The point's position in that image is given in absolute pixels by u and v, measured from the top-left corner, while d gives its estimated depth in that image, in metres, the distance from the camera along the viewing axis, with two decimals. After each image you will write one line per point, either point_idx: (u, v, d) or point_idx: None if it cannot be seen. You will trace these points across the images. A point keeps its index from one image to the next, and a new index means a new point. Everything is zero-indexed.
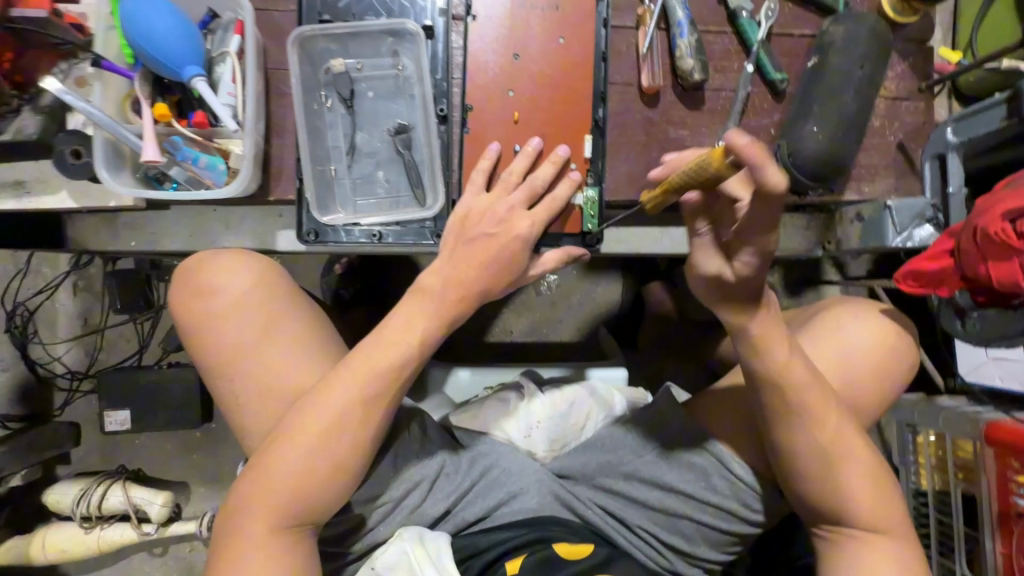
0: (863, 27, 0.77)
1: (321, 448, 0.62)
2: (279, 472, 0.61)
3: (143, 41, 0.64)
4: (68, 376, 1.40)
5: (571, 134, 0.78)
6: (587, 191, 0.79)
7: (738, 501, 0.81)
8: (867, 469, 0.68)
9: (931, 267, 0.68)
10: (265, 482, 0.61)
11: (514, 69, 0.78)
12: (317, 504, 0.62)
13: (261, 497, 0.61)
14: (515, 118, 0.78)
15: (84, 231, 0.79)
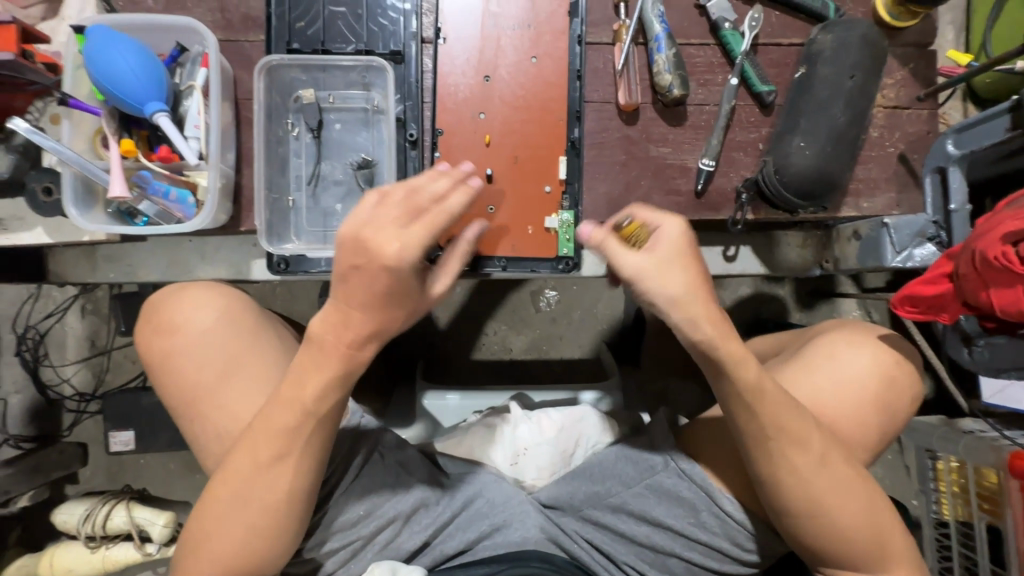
0: (854, 34, 0.72)
1: (256, 493, 0.61)
2: (212, 520, 0.61)
3: (107, 81, 0.65)
4: (76, 397, 1.44)
5: (545, 159, 0.78)
6: (562, 214, 0.78)
7: (726, 538, 0.77)
8: (863, 512, 0.62)
9: (927, 292, 0.63)
10: (201, 528, 0.62)
11: (486, 95, 0.77)
12: (249, 555, 0.62)
13: (198, 544, 0.62)
14: (487, 141, 0.77)
15: (66, 263, 0.81)
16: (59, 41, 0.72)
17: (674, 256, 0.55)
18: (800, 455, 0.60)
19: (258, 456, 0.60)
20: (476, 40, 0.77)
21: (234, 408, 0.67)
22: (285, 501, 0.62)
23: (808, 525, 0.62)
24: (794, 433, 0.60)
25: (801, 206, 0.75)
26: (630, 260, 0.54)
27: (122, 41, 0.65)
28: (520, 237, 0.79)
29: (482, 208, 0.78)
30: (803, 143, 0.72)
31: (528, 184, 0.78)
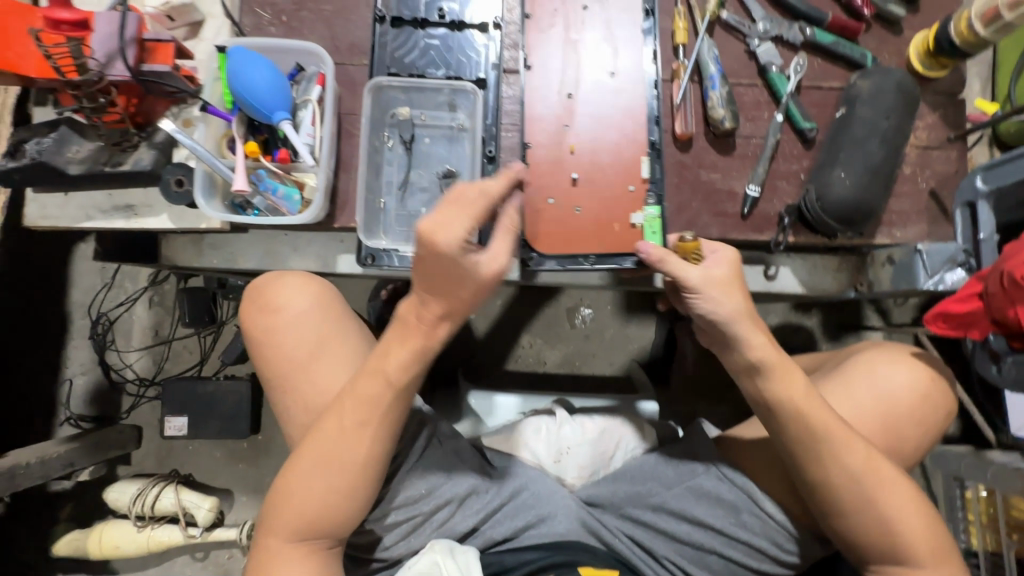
0: (889, 81, 0.81)
1: (344, 453, 0.69)
2: (299, 478, 0.70)
3: (243, 92, 0.76)
4: (136, 382, 1.53)
5: (629, 162, 0.85)
6: (647, 210, 0.83)
7: (766, 539, 0.81)
8: (903, 511, 0.67)
9: (958, 310, 0.69)
10: (288, 485, 0.70)
11: (568, 111, 0.86)
12: (328, 513, 0.70)
13: (284, 499, 0.70)
14: (572, 147, 0.85)
15: (175, 249, 0.91)
16: (198, 58, 0.83)
17: (729, 278, 0.67)
18: (841, 455, 0.66)
19: (346, 424, 0.69)
20: (562, 64, 0.87)
21: (322, 383, 0.76)
22: (363, 467, 0.70)
23: (851, 521, 0.67)
24: (841, 438, 0.66)
25: (841, 231, 0.82)
26: (694, 271, 0.66)
27: (258, 59, 0.77)
28: (607, 235, 0.84)
29: (570, 208, 0.84)
30: (843, 173, 0.80)
31: (613, 187, 0.85)
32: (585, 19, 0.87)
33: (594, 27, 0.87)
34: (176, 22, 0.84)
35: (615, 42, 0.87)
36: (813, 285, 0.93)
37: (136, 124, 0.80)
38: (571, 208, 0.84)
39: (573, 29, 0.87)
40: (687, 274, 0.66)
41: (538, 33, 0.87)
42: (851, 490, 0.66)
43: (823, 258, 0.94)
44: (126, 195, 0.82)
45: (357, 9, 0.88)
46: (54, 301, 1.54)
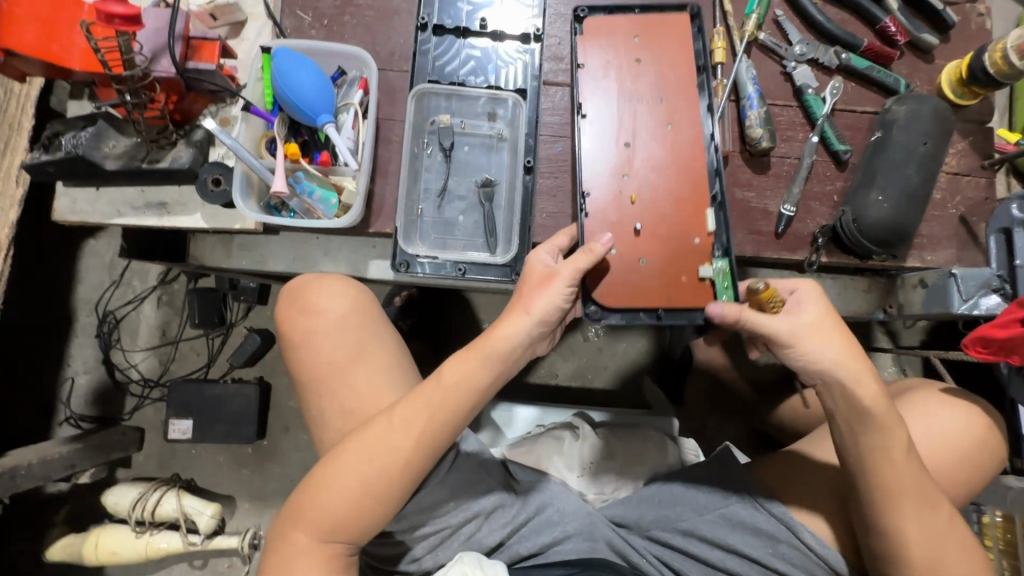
0: (925, 107, 0.82)
1: (382, 454, 0.69)
2: (335, 478, 0.68)
3: (289, 93, 0.75)
4: (140, 383, 1.50)
5: (689, 215, 0.81)
6: (715, 263, 0.79)
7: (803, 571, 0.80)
8: (946, 538, 0.67)
9: (1001, 335, 0.69)
10: (322, 484, 0.69)
11: (623, 165, 0.82)
12: (360, 517, 0.68)
13: (316, 500, 0.68)
14: (632, 199, 0.81)
15: (203, 249, 0.90)
16: (240, 58, 0.83)
17: (819, 323, 0.67)
18: (904, 485, 0.65)
19: (396, 425, 0.69)
20: (614, 118, 0.83)
21: (361, 389, 0.74)
22: (402, 468, 0.69)
23: (899, 552, 0.66)
24: (899, 466, 0.65)
25: (875, 253, 0.83)
26: (783, 322, 0.66)
27: (306, 62, 0.76)
28: (674, 288, 0.80)
29: (635, 262, 0.80)
30: (880, 197, 0.81)
31: (677, 242, 0.80)
32: (637, 64, 0.84)
33: (648, 73, 0.84)
34: (218, 21, 0.83)
35: (671, 91, 0.83)
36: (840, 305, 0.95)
37: (175, 121, 0.80)
38: (636, 261, 0.80)
39: (625, 74, 0.84)
40: (774, 327, 0.66)
41: (589, 80, 0.84)
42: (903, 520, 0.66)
43: (851, 279, 0.95)
44: (159, 192, 0.80)
45: (400, 15, 0.88)
46: (59, 297, 1.51)
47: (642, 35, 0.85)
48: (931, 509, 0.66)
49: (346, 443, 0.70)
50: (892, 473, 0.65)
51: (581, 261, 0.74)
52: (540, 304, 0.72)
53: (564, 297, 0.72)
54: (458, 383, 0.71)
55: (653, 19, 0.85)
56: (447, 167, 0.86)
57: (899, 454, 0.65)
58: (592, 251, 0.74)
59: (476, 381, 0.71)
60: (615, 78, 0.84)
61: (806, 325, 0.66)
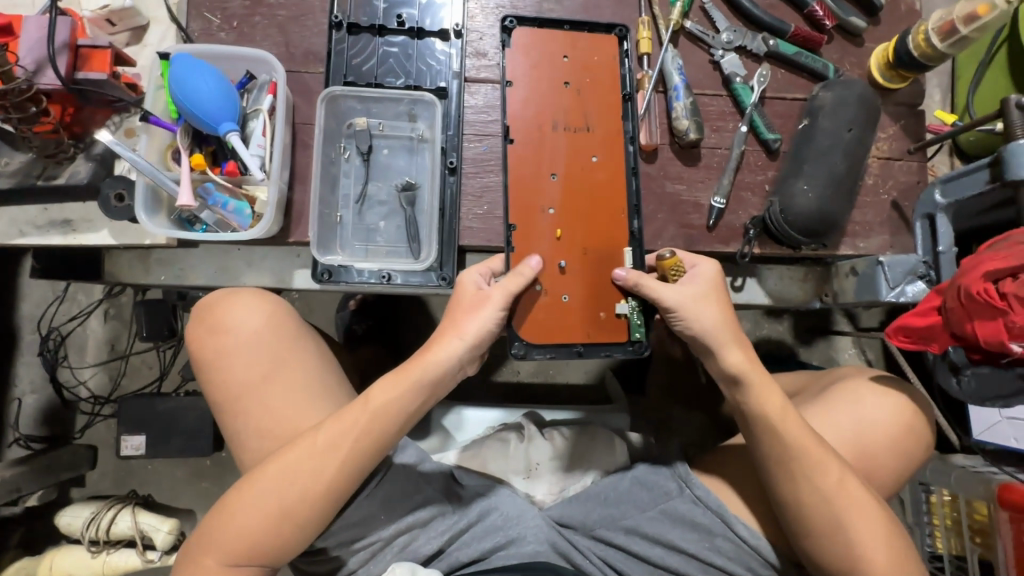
0: (851, 93, 0.81)
1: (301, 478, 0.67)
2: (248, 497, 0.67)
3: (187, 102, 0.73)
4: (91, 399, 1.46)
5: (611, 249, 0.80)
6: (631, 300, 0.78)
7: (740, 564, 0.79)
8: (879, 530, 0.66)
9: (919, 324, 0.69)
10: (236, 504, 0.67)
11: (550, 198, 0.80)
12: (276, 536, 0.66)
13: (230, 520, 0.66)
14: (558, 235, 0.79)
15: (120, 265, 0.86)
16: (141, 65, 0.81)
17: (708, 292, 0.71)
18: (822, 478, 0.65)
19: (316, 444, 0.67)
20: (541, 150, 0.81)
21: (279, 407, 0.73)
22: (323, 492, 0.67)
23: (827, 546, 0.66)
24: (812, 455, 0.66)
25: (805, 243, 0.82)
26: (673, 292, 0.70)
27: (204, 69, 0.73)
28: (593, 325, 0.78)
29: (556, 297, 0.78)
30: (806, 186, 0.80)
31: (597, 277, 0.79)
32: (565, 88, 0.82)
33: (577, 100, 0.82)
34: (117, 27, 0.81)
35: (598, 120, 0.82)
36: (780, 295, 0.93)
37: (73, 134, 0.77)
38: (558, 297, 0.78)
39: (552, 100, 0.82)
40: (662, 295, 0.70)
41: (514, 105, 0.82)
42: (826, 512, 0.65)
43: (790, 269, 0.94)
44: (64, 210, 0.77)
45: (313, 14, 0.84)
46: None
47: (571, 58, 0.83)
48: (853, 503, 0.66)
49: (261, 462, 0.69)
50: (806, 463, 0.66)
51: (510, 285, 0.73)
52: (473, 327, 0.71)
53: (494, 320, 0.72)
54: (383, 405, 0.69)
55: (582, 41, 0.84)
56: (366, 174, 0.83)
57: (810, 443, 0.66)
58: (523, 274, 0.75)
59: (401, 404, 0.70)
60: (543, 105, 0.82)
61: (691, 299, 0.69)
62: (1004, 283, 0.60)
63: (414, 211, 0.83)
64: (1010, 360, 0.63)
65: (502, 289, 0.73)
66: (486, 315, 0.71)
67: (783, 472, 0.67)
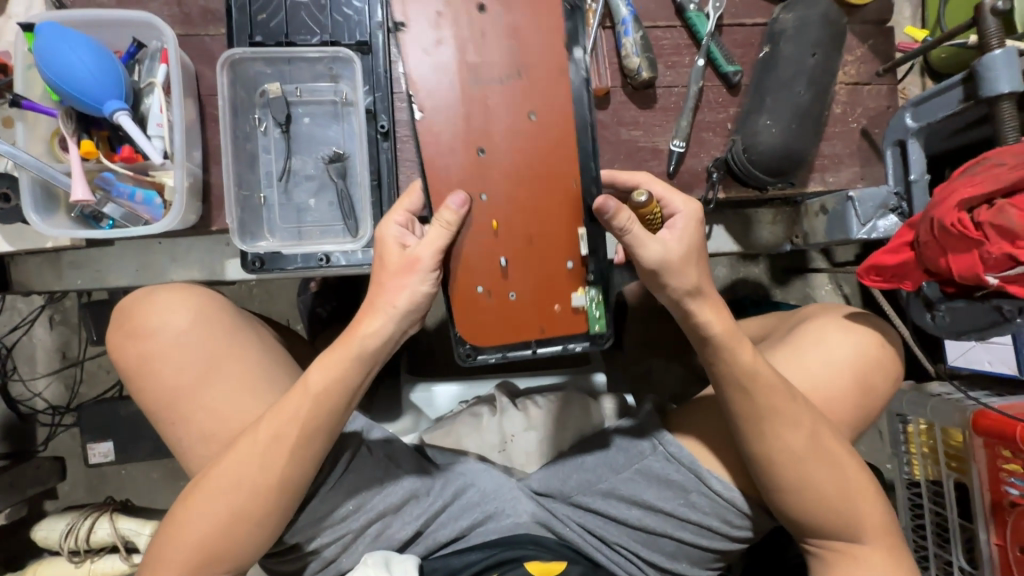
0: (814, 12, 0.73)
1: (251, 478, 0.61)
2: (196, 508, 0.62)
3: (61, 80, 0.63)
4: (50, 410, 1.39)
5: (561, 235, 0.68)
6: (589, 291, 0.70)
7: (716, 516, 0.76)
8: (849, 474, 0.65)
9: (891, 261, 0.65)
10: (185, 519, 0.62)
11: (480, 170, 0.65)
12: (234, 541, 0.62)
13: (180, 536, 0.62)
14: (494, 227, 0.66)
15: (28, 272, 0.78)
16: (7, 41, 0.70)
17: (688, 254, 0.60)
18: (793, 435, 0.62)
19: (258, 440, 0.61)
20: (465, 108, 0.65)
21: (218, 407, 0.66)
22: (277, 489, 0.62)
23: (799, 499, 0.64)
24: (783, 411, 0.62)
25: (770, 183, 0.77)
26: (656, 247, 0.59)
27: (73, 38, 0.63)
28: (548, 319, 0.70)
29: (503, 295, 0.69)
30: (769, 121, 0.74)
31: (547, 266, 0.69)
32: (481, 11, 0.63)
33: (506, 32, 0.64)
34: None
35: (532, 60, 0.64)
36: (748, 241, 0.90)
37: None
38: (506, 295, 0.69)
39: (471, 35, 0.64)
40: (646, 250, 0.59)
41: (416, 54, 0.64)
42: (798, 468, 0.63)
43: (757, 211, 0.89)
44: None
45: None
46: None
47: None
48: (825, 452, 0.64)
49: (205, 470, 0.63)
50: (777, 418, 0.62)
51: (438, 236, 0.61)
52: (404, 296, 0.60)
53: (431, 283, 0.61)
54: (331, 394, 0.62)
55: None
56: (286, 147, 0.75)
57: (783, 400, 0.62)
58: (446, 219, 0.61)
59: (348, 389, 0.63)
60: (461, 42, 0.64)
61: (676, 256, 0.59)
62: (978, 211, 0.56)
63: (345, 185, 0.75)
64: (984, 291, 0.60)
65: (431, 244, 0.61)
66: (412, 281, 0.60)
67: (756, 430, 0.63)
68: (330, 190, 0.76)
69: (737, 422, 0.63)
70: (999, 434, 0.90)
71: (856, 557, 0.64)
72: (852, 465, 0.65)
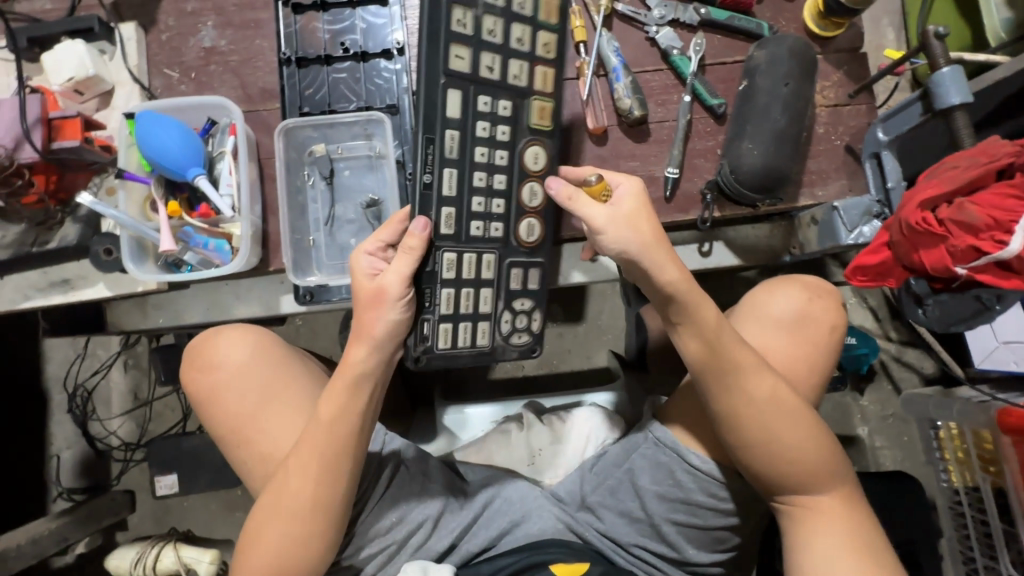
0: (784, 47, 0.83)
1: (299, 506, 0.71)
2: (259, 528, 0.72)
3: (155, 155, 0.78)
4: (122, 447, 1.53)
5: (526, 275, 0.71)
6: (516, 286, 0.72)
7: (700, 491, 0.79)
8: (815, 438, 0.69)
9: (872, 261, 0.69)
10: (254, 540, 0.72)
11: (532, 315, 0.85)
12: (294, 561, 0.71)
13: (251, 552, 0.72)
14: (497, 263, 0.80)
15: (121, 314, 0.92)
16: (111, 127, 0.86)
17: (634, 213, 0.68)
18: (749, 384, 0.67)
19: (293, 481, 0.71)
20: (446, 195, 0.77)
21: (274, 431, 0.78)
22: (321, 514, 0.71)
23: (755, 456, 0.68)
24: (741, 364, 0.67)
25: (759, 199, 0.84)
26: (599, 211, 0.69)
27: (166, 121, 0.79)
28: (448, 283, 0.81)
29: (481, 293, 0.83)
30: (751, 144, 0.82)
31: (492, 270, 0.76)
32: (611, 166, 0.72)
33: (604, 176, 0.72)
34: (85, 95, 0.86)
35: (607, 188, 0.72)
36: (748, 252, 0.94)
37: (60, 200, 0.83)
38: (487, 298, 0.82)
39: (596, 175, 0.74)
40: (587, 213, 0.69)
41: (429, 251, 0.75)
42: (763, 436, 0.67)
43: (753, 225, 0.95)
44: (60, 270, 0.83)
45: (262, 55, 0.89)
46: (30, 379, 1.55)
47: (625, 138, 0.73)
48: (787, 414, 0.68)
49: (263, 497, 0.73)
50: (735, 373, 0.67)
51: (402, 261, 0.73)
52: (381, 326, 0.73)
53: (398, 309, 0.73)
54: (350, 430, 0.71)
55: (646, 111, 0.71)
56: (503, 39, 0.78)
57: (740, 355, 0.67)
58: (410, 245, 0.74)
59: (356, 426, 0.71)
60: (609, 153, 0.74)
61: (619, 213, 0.68)
62: (941, 209, 0.62)
63: (471, 82, 0.77)
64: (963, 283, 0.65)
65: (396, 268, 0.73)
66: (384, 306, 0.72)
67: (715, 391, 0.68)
68: (492, 119, 0.78)
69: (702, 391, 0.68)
70: None
71: (820, 510, 0.69)
72: (807, 423, 0.68)
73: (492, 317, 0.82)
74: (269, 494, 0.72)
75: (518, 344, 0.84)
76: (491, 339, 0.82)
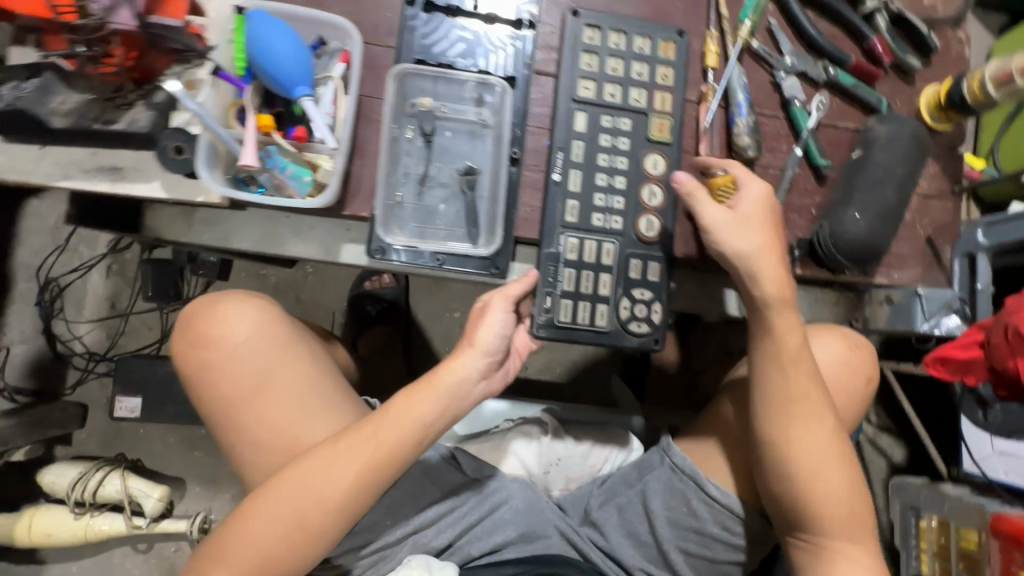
0: (905, 129, 0.84)
1: (320, 495, 0.67)
2: (262, 507, 0.67)
3: (263, 59, 0.71)
4: (85, 356, 1.40)
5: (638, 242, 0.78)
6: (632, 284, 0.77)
7: (715, 523, 0.80)
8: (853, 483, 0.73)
9: (962, 355, 0.90)
10: (253, 514, 0.67)
11: (653, 306, 0.81)
12: (294, 550, 0.67)
13: (236, 536, 0.66)
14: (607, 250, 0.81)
15: (162, 220, 0.85)
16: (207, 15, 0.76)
17: (753, 215, 0.74)
18: (807, 419, 0.72)
19: (327, 468, 0.67)
20: (573, 190, 0.81)
21: (276, 422, 0.76)
22: (340, 509, 0.68)
23: (790, 487, 0.72)
24: (806, 397, 0.72)
25: (847, 268, 0.85)
26: (716, 211, 0.75)
27: (283, 28, 0.71)
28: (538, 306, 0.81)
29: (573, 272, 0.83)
30: (857, 214, 0.83)
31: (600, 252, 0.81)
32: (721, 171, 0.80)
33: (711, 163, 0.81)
34: None
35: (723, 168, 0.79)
36: None
37: (133, 79, 0.74)
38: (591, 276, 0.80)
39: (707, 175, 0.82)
40: (707, 211, 0.75)
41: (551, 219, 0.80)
42: (809, 464, 0.71)
43: (822, 291, 0.96)
44: (113, 156, 0.74)
45: None
46: None
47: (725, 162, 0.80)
48: (830, 455, 0.72)
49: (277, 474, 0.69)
50: (797, 404, 0.72)
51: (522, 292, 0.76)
52: (484, 334, 0.71)
53: (500, 326, 0.72)
54: (406, 432, 0.69)
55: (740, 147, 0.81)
56: (626, 70, 0.83)
57: (809, 384, 0.72)
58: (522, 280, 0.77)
59: (414, 434, 0.69)
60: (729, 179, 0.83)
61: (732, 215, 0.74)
62: None
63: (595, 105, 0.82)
64: None
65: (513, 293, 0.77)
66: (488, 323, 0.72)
67: (770, 419, 0.73)
68: (615, 132, 0.82)
69: (762, 418, 0.73)
70: (1017, 540, 0.93)
71: (844, 553, 0.73)
72: (849, 469, 0.73)
73: (611, 301, 0.80)
74: (289, 472, 0.68)
75: (638, 333, 0.80)
76: (611, 322, 0.80)
